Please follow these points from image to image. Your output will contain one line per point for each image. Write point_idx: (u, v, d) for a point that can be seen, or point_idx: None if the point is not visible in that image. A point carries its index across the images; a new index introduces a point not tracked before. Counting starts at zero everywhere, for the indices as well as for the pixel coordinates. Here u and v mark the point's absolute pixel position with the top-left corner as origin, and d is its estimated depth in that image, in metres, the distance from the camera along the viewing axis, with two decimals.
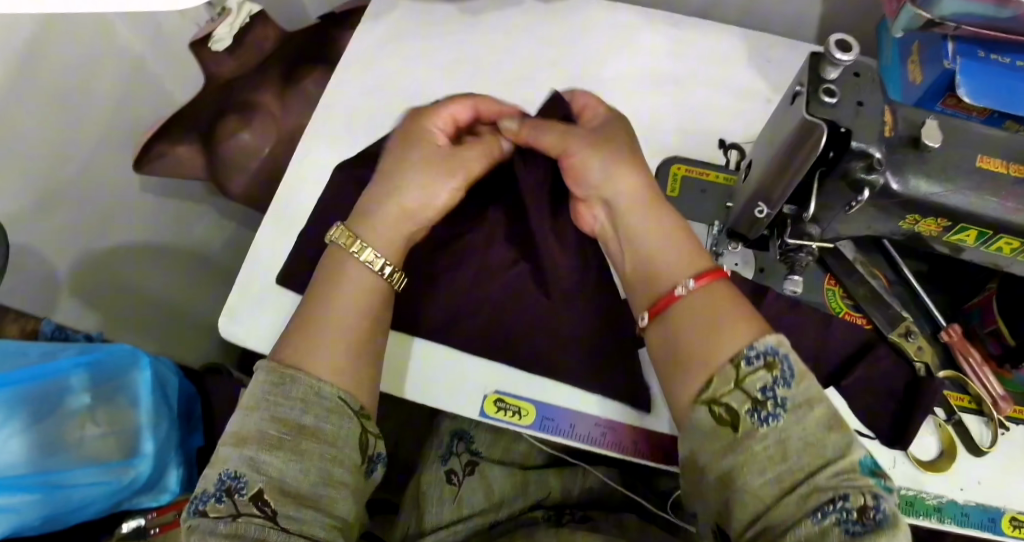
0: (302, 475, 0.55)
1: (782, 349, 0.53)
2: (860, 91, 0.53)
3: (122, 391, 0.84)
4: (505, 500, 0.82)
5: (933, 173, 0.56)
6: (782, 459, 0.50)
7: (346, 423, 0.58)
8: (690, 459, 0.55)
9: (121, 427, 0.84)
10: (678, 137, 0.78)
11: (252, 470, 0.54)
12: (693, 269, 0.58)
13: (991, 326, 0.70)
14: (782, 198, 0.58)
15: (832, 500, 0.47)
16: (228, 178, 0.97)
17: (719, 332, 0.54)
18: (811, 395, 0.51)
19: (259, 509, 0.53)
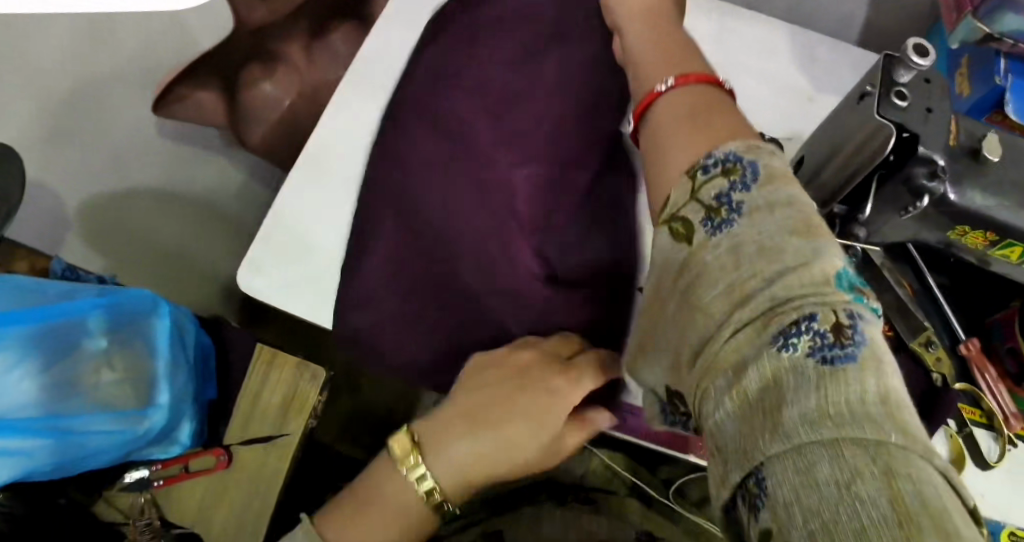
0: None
1: (748, 155, 0.44)
2: (930, 98, 0.53)
3: (139, 336, 0.79)
4: (511, 475, 0.84)
5: (990, 186, 0.55)
6: (734, 267, 0.40)
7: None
8: (655, 294, 0.47)
9: (139, 374, 0.79)
10: None
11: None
12: (679, 71, 0.53)
13: (1010, 344, 0.72)
14: (834, 197, 0.57)
15: (796, 320, 0.37)
16: (248, 126, 1.02)
17: (696, 131, 0.48)
18: (776, 199, 0.41)
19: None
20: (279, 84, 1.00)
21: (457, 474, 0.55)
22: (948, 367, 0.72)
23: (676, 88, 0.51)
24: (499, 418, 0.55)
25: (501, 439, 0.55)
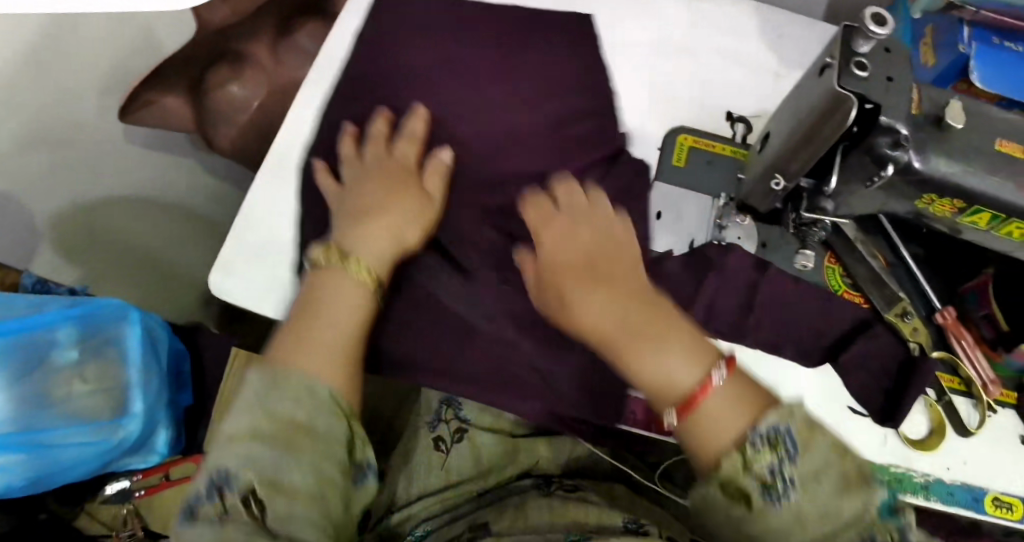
0: (299, 471, 0.54)
1: (784, 424, 0.53)
2: (890, 67, 0.53)
3: (112, 345, 0.79)
4: (495, 468, 0.82)
5: (953, 154, 0.55)
6: (765, 484, 0.52)
7: (329, 416, 0.57)
8: (700, 498, 0.55)
9: (110, 383, 0.79)
10: (688, 107, 0.77)
11: (245, 464, 0.54)
12: (701, 364, 0.57)
13: (986, 310, 0.73)
14: (800, 170, 0.57)
15: (767, 464, 0.52)
16: (216, 128, 0.97)
17: (739, 403, 0.55)
18: (818, 464, 0.52)
19: (248, 508, 0.53)
20: (247, 85, 0.95)
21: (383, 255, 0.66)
22: (925, 336, 0.73)
23: (692, 406, 0.56)
24: (387, 220, 0.68)
25: (393, 226, 0.67)
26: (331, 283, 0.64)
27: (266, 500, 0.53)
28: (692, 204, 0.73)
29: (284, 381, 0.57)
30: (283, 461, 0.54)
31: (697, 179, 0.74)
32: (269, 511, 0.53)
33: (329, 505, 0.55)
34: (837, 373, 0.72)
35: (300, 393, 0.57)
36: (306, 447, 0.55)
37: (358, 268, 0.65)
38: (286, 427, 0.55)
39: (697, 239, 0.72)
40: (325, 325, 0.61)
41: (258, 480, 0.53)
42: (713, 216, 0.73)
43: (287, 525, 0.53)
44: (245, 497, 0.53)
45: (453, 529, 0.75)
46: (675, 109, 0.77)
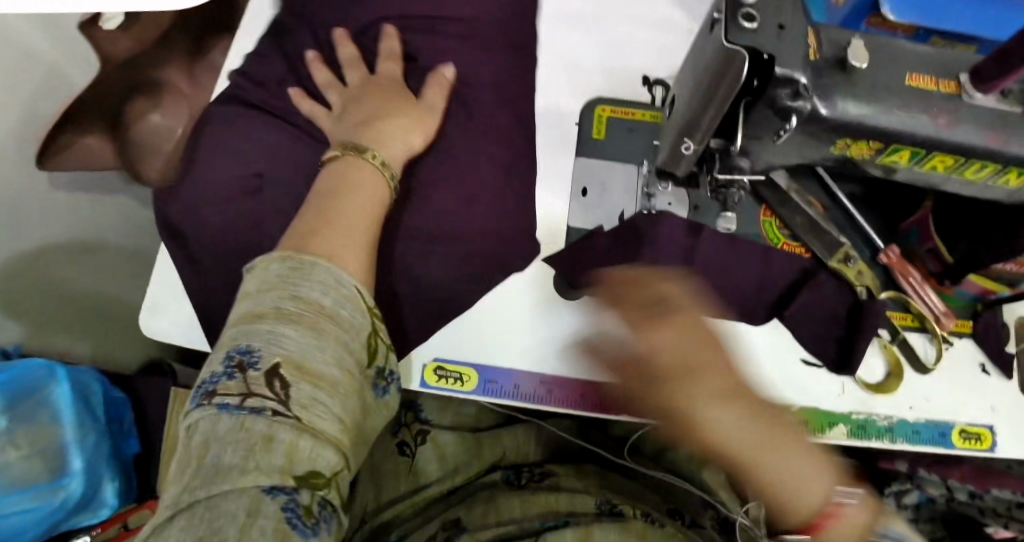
0: (323, 353, 0.48)
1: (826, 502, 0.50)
2: (782, 14, 0.51)
3: (44, 407, 0.68)
4: (460, 467, 0.81)
5: (862, 94, 0.53)
6: None
7: (359, 319, 0.53)
8: None
9: (45, 444, 0.68)
10: (604, 76, 0.76)
11: (267, 343, 0.48)
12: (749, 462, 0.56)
13: (929, 244, 0.72)
14: (706, 133, 0.56)
15: None
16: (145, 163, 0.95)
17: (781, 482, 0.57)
18: None
19: (271, 388, 0.46)
20: (170, 115, 0.95)
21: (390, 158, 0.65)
22: (871, 279, 0.72)
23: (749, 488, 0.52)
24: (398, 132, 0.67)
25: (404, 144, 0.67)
26: (352, 164, 0.62)
27: (291, 384, 0.47)
28: (618, 176, 0.72)
29: (304, 273, 0.51)
30: (303, 337, 0.48)
31: (619, 149, 0.72)
32: (293, 392, 0.47)
33: (347, 401, 0.50)
34: (784, 326, 0.71)
35: (324, 280, 0.51)
36: (330, 333, 0.50)
37: (379, 162, 0.63)
38: (309, 309, 0.50)
39: (627, 211, 0.71)
40: (346, 210, 0.58)
41: (286, 362, 0.47)
42: (640, 186, 0.71)
43: (312, 417, 0.47)
44: (270, 376, 0.47)
45: (426, 531, 0.71)
46: (590, 80, 0.75)
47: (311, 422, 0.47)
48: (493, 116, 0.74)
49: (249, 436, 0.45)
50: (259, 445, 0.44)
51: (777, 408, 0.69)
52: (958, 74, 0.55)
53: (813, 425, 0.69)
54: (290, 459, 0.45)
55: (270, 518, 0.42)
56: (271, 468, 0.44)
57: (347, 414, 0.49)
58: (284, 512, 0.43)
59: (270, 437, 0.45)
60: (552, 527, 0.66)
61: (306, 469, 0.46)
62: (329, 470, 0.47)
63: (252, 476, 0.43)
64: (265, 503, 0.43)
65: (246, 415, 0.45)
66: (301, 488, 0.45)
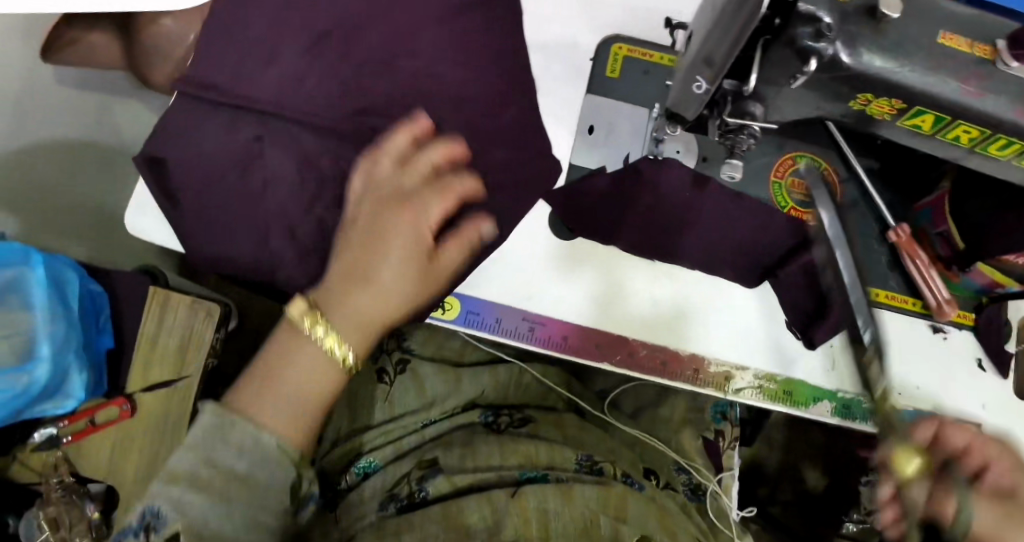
0: (227, 520, 0.50)
1: None
2: None
3: (12, 291, 0.64)
4: (437, 401, 0.79)
5: (890, 47, 0.50)
6: None
7: (283, 473, 0.52)
8: None
9: (16, 330, 0.64)
10: (625, 14, 0.72)
11: (173, 508, 0.49)
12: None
13: (941, 228, 0.69)
14: (719, 72, 0.53)
15: None
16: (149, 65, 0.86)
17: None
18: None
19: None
20: (178, 18, 0.83)
21: (349, 326, 0.55)
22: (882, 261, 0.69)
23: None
24: (383, 287, 0.55)
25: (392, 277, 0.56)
26: (296, 343, 0.55)
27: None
28: (626, 118, 0.70)
29: (224, 435, 0.51)
30: (211, 508, 0.50)
31: (630, 91, 0.70)
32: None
33: None
34: (775, 293, 0.69)
35: (243, 443, 0.51)
36: (241, 503, 0.50)
37: (331, 340, 0.54)
38: (220, 476, 0.50)
39: (633, 154, 0.69)
40: (286, 385, 0.54)
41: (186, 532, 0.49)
42: (650, 130, 0.69)
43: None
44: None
45: (402, 467, 0.71)
46: (610, 16, 0.72)
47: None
48: (505, 43, 0.71)
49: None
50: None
51: (762, 376, 0.68)
52: (996, 40, 0.51)
53: (798, 399, 0.68)
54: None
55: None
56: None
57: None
58: None
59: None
60: (530, 480, 0.66)
61: None
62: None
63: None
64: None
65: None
66: None
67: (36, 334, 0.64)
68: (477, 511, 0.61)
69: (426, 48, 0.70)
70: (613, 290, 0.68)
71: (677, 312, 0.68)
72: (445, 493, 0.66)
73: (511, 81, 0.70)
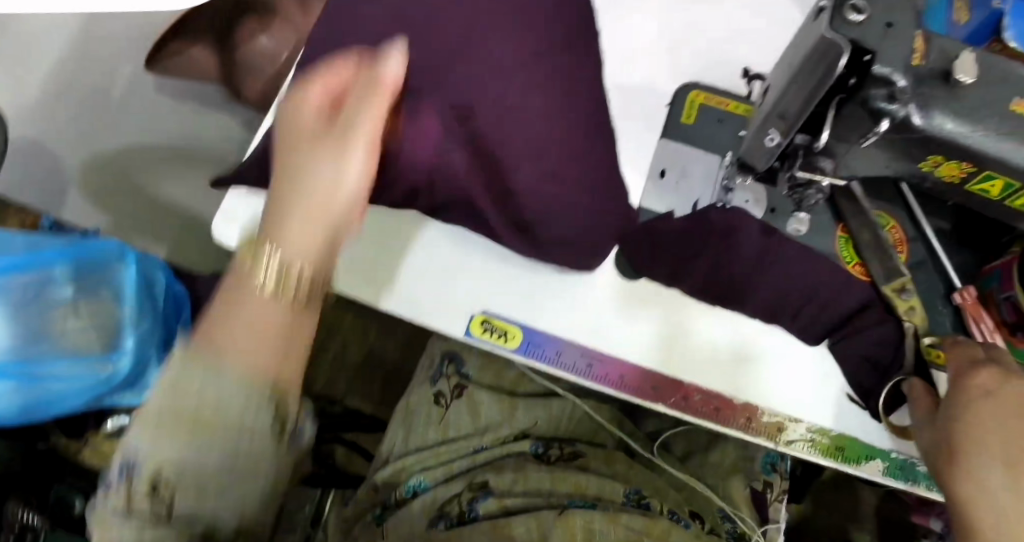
0: (241, 403, 0.42)
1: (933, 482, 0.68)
2: (891, 11, 0.49)
3: (105, 286, 0.74)
4: (491, 427, 0.81)
5: (961, 110, 0.51)
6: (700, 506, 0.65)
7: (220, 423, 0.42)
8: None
9: (107, 323, 0.75)
10: (701, 61, 0.75)
11: (170, 398, 0.42)
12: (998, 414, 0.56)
13: (1008, 292, 0.68)
14: (792, 125, 0.55)
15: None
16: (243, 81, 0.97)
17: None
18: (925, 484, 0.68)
19: (161, 503, 0.41)
20: (275, 36, 0.94)
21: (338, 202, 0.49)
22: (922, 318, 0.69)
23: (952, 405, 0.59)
24: (296, 222, 0.48)
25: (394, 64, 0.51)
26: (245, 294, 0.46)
27: (180, 454, 0.41)
28: (699, 164, 0.72)
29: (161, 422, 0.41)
30: (217, 385, 0.42)
31: (703, 138, 0.72)
32: (181, 480, 0.41)
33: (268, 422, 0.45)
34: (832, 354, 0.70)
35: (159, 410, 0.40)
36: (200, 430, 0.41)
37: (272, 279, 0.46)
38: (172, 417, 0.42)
39: (701, 200, 0.71)
40: (306, 191, 0.48)
41: (186, 417, 0.41)
42: (721, 178, 0.71)
43: (211, 496, 0.41)
44: (156, 486, 0.41)
45: (452, 488, 0.74)
46: (685, 61, 0.75)
47: (209, 506, 0.41)
48: None
49: (140, 512, 0.41)
50: (157, 512, 0.41)
51: (814, 429, 0.68)
52: None
53: (850, 456, 0.68)
54: (188, 525, 0.41)
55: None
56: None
57: (257, 475, 0.42)
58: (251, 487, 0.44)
59: (165, 512, 0.41)
60: (579, 507, 0.67)
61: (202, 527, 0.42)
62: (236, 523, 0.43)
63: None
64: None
65: (128, 478, 0.41)
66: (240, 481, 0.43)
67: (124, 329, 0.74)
68: (523, 525, 0.63)
69: None
70: (675, 327, 0.69)
71: (739, 353, 0.69)
72: (495, 513, 0.69)
73: None
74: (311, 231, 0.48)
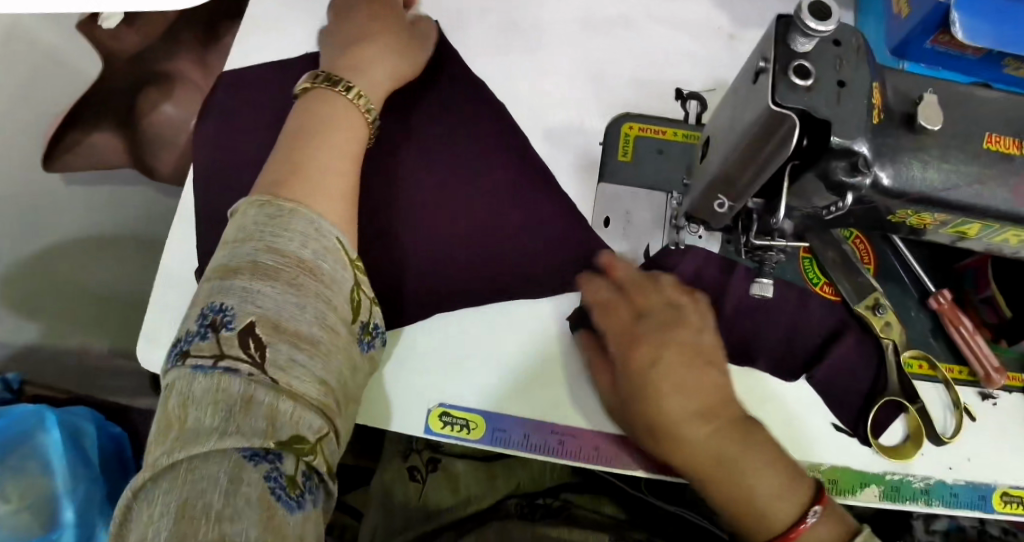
0: (301, 310, 0.51)
1: (931, 489, 0.65)
2: (841, 67, 0.44)
3: (32, 455, 0.75)
4: (474, 496, 0.79)
5: (929, 159, 0.46)
6: None
7: (254, 420, 0.47)
8: None
9: (35, 496, 0.75)
10: (633, 88, 0.71)
11: (242, 301, 0.50)
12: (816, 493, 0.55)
13: (985, 292, 0.66)
14: (744, 193, 0.50)
15: None
16: (154, 157, 0.89)
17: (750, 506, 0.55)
18: (929, 498, 0.65)
19: (244, 348, 0.49)
20: (181, 105, 0.87)
21: (359, 127, 0.63)
22: (899, 331, 0.66)
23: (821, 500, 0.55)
24: (317, 179, 0.58)
25: (390, 69, 0.67)
26: (320, 112, 0.62)
27: (266, 343, 0.49)
28: (643, 207, 0.67)
29: (216, 400, 0.47)
30: (281, 294, 0.51)
31: (646, 174, 0.68)
32: (270, 353, 0.49)
33: (332, 360, 0.53)
34: (813, 389, 0.66)
35: (228, 400, 0.47)
36: (243, 420, 0.47)
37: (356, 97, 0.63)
38: (225, 398, 0.47)
39: (653, 245, 0.67)
40: (317, 153, 0.59)
41: (260, 320, 0.50)
42: (669, 217, 0.67)
43: (290, 378, 0.50)
44: (245, 335, 0.49)
45: None
46: (618, 93, 0.71)
47: (289, 384, 0.49)
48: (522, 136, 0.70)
49: (227, 401, 0.47)
50: (240, 408, 0.47)
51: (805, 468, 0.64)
52: None
53: (844, 486, 0.64)
54: (271, 421, 0.48)
55: (253, 486, 0.46)
56: (254, 436, 0.47)
57: (330, 377, 0.52)
58: (268, 481, 0.46)
59: (249, 399, 0.48)
60: None
61: (291, 432, 0.48)
62: (313, 434, 0.50)
63: (232, 439, 0.46)
64: (248, 470, 0.46)
65: (220, 373, 0.48)
66: (286, 454, 0.48)
67: (60, 499, 0.76)
68: None
69: (449, 146, 0.69)
70: None
71: None
72: None
73: (535, 171, 0.68)
74: (336, 197, 0.58)
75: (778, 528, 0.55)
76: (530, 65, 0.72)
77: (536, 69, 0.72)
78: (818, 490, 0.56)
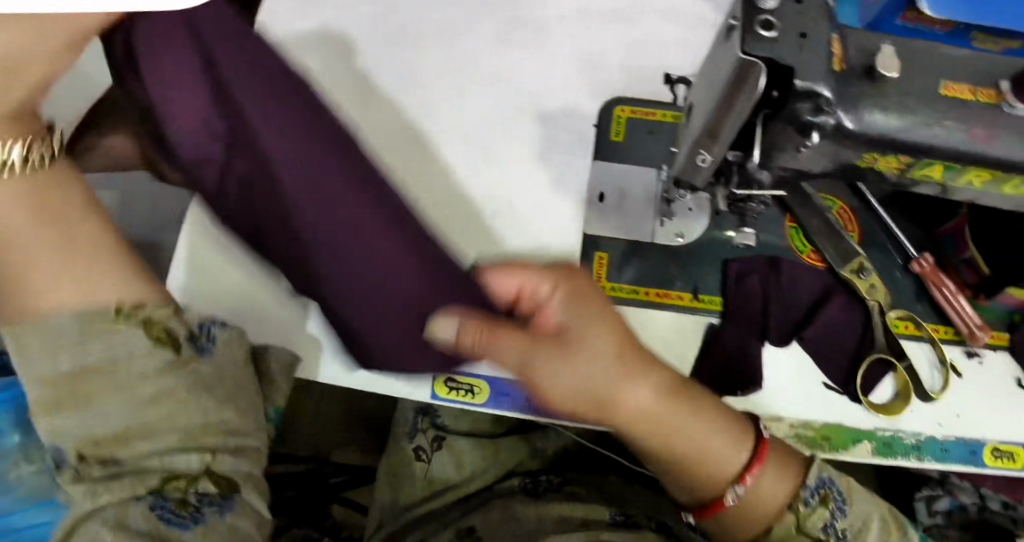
0: (112, 417, 0.50)
1: (923, 444, 0.67)
2: (803, 21, 0.49)
3: None
4: (478, 472, 0.82)
5: (891, 104, 0.50)
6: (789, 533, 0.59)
7: (125, 491, 0.49)
8: None
9: None
10: (623, 75, 0.76)
11: (68, 431, 0.50)
12: (779, 471, 0.59)
13: (965, 254, 0.69)
14: (724, 146, 0.54)
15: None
16: None
17: (703, 475, 0.59)
18: (922, 454, 0.67)
19: (93, 455, 0.50)
20: None
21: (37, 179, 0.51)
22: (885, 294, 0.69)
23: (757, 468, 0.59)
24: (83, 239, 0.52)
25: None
26: None
27: (107, 443, 0.50)
28: (636, 182, 0.71)
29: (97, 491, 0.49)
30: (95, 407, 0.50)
31: (637, 153, 0.72)
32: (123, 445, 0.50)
33: (189, 414, 0.52)
34: (805, 351, 0.69)
35: (98, 481, 0.49)
36: (110, 494, 0.49)
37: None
38: (92, 484, 0.49)
39: (647, 218, 0.70)
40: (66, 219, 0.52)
41: (88, 438, 0.50)
42: (660, 190, 0.70)
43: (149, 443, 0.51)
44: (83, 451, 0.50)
45: None
46: (609, 80, 0.76)
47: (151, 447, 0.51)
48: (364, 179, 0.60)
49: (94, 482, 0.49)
50: (116, 475, 0.49)
51: (797, 424, 0.67)
52: (999, 83, 0.51)
53: (838, 443, 0.66)
54: (138, 472, 0.50)
55: (140, 521, 0.48)
56: (122, 489, 0.49)
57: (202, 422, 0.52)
58: (154, 510, 0.49)
59: (114, 475, 0.50)
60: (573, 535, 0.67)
61: (161, 476, 0.51)
62: (191, 470, 0.52)
63: (104, 498, 0.49)
64: (131, 507, 0.49)
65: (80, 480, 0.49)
66: (166, 491, 0.50)
67: None
68: None
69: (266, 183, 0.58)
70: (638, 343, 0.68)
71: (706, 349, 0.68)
72: None
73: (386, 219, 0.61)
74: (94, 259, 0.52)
75: (717, 488, 0.60)
76: (527, 55, 0.77)
77: (532, 59, 0.77)
78: (807, 466, 0.60)
